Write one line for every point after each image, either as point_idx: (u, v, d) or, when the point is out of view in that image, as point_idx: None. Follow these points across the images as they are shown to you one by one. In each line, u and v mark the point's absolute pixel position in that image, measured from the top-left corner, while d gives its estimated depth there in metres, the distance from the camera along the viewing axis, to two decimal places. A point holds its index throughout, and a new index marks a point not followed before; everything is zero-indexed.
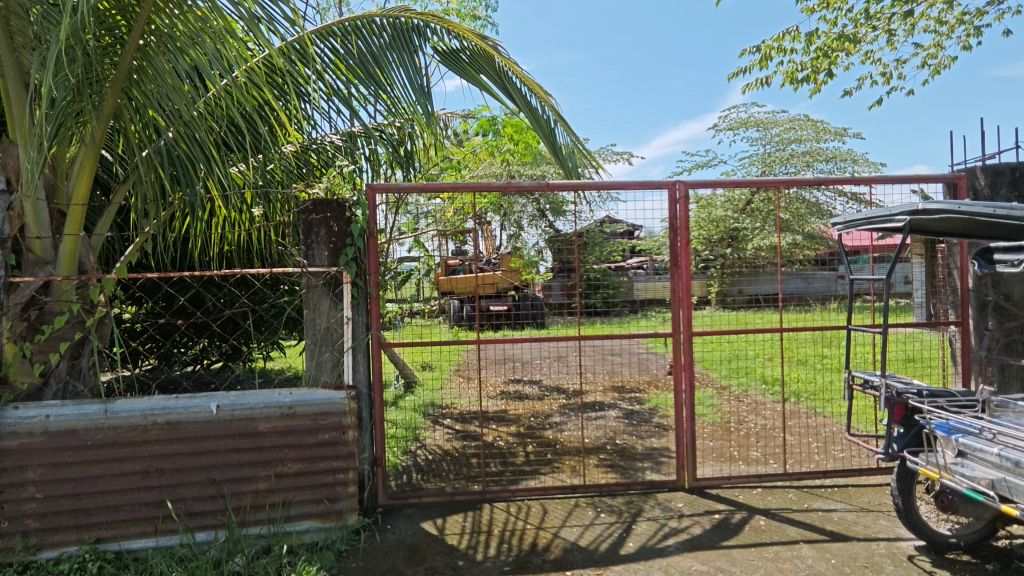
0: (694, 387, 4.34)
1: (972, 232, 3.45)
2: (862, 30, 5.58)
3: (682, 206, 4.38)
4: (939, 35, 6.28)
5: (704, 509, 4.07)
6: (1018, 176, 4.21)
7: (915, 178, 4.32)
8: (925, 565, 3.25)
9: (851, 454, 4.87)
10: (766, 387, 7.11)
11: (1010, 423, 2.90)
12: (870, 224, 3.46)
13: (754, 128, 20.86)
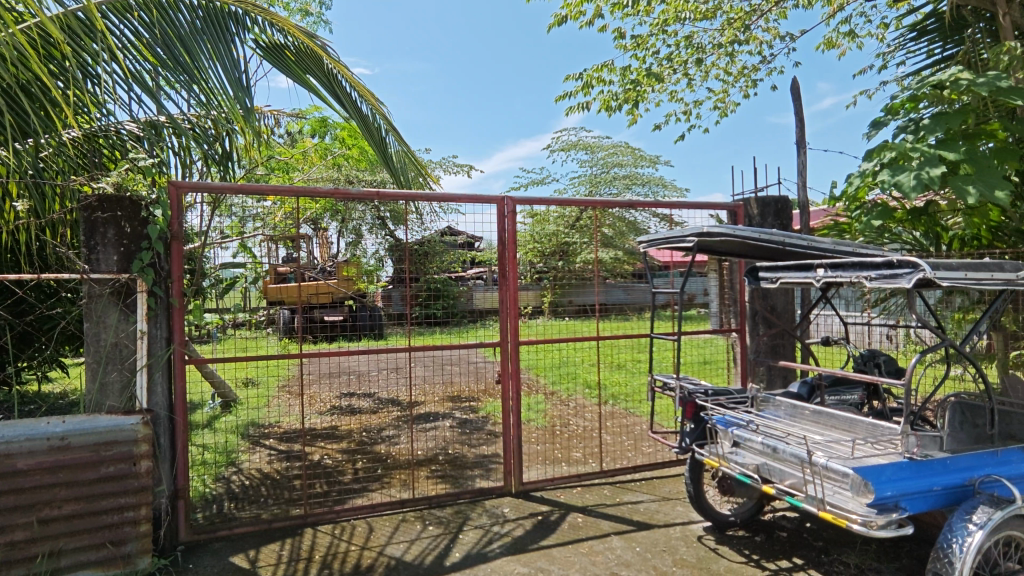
0: (520, 394, 4.51)
1: (746, 253, 4.03)
2: (666, 71, 6.30)
3: (511, 221, 4.53)
4: (726, 83, 7.33)
5: (528, 512, 4.24)
6: (781, 207, 5.05)
7: (706, 204, 5.00)
8: (710, 543, 3.71)
9: (657, 448, 5.43)
10: (588, 391, 7.67)
11: (772, 416, 3.44)
12: (669, 243, 3.90)
13: (583, 151, 22.56)
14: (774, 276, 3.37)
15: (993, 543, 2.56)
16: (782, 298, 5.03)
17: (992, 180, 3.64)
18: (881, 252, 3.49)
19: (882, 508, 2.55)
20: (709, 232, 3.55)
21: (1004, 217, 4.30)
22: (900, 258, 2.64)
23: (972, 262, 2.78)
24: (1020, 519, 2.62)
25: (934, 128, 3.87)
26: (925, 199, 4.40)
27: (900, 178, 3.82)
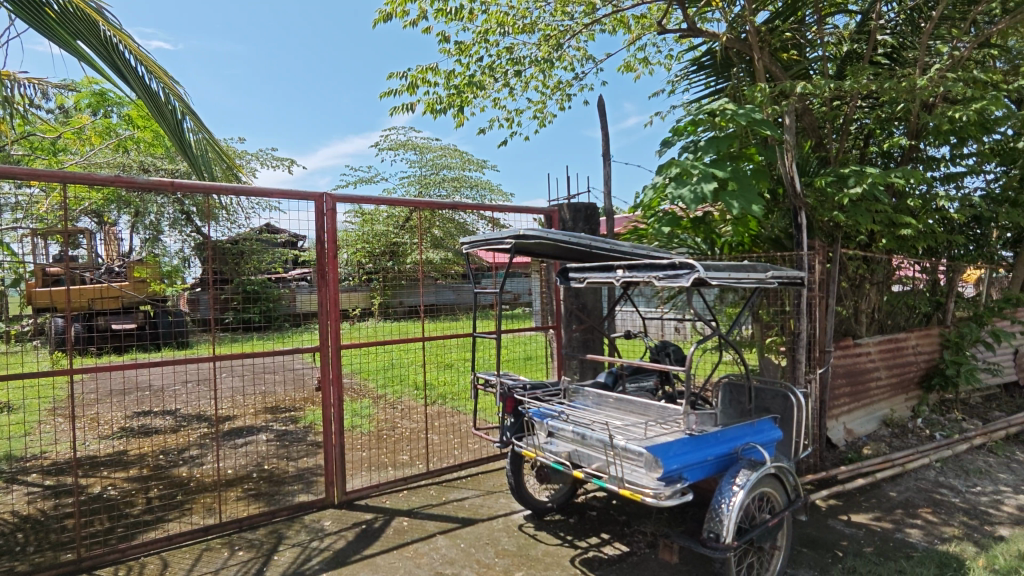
0: (343, 400, 4.32)
1: (560, 255, 4.31)
2: (487, 79, 6.50)
3: (331, 219, 4.30)
4: (543, 95, 7.79)
5: (351, 522, 4.08)
6: (589, 214, 5.56)
7: (525, 208, 5.27)
8: (530, 530, 3.92)
9: (482, 444, 5.58)
10: (417, 393, 7.65)
11: (582, 405, 3.75)
12: (489, 244, 4.03)
13: (412, 151, 22.40)
14: (582, 276, 3.66)
15: (751, 500, 3.04)
16: (591, 297, 5.53)
17: (749, 196, 4.37)
18: (668, 256, 3.98)
19: (669, 480, 2.88)
20: (525, 234, 3.74)
21: (759, 227, 5.18)
22: (681, 260, 3.04)
23: (737, 263, 3.25)
24: (770, 477, 3.16)
25: (708, 149, 4.53)
26: (703, 210, 5.11)
27: (682, 191, 4.42)
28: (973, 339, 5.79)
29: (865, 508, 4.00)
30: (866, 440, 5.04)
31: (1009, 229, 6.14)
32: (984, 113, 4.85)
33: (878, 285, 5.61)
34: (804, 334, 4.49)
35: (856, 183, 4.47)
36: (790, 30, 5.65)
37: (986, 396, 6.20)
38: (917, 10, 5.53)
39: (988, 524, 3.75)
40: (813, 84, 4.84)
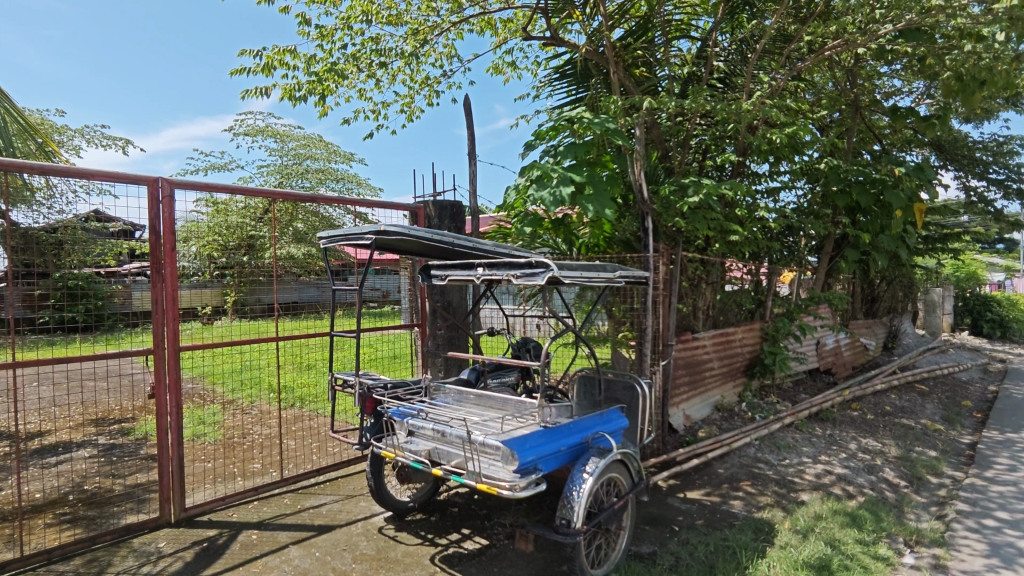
0: (181, 408, 3.91)
1: (424, 252, 4.28)
2: (350, 67, 6.25)
3: (166, 208, 3.88)
4: (410, 89, 7.65)
5: (190, 541, 3.71)
6: (455, 212, 5.59)
7: (391, 204, 5.15)
8: (390, 532, 3.85)
9: (343, 447, 5.38)
10: (273, 396, 7.17)
11: (443, 403, 3.76)
12: (348, 239, 3.87)
13: (272, 138, 20.95)
14: (444, 274, 3.66)
15: (600, 486, 3.24)
16: (456, 295, 5.57)
17: (602, 200, 4.65)
18: (527, 255, 4.12)
19: (524, 472, 2.97)
20: (386, 230, 3.65)
21: (613, 230, 5.54)
22: (538, 258, 3.17)
23: (587, 265, 3.44)
24: (616, 464, 3.39)
25: (566, 154, 4.76)
26: (562, 212, 5.40)
27: (543, 193, 4.60)
28: (785, 332, 6.69)
29: (698, 485, 4.46)
30: (701, 424, 5.61)
31: (813, 237, 7.18)
32: (795, 137, 5.63)
33: (712, 285, 6.28)
34: (649, 329, 4.95)
35: (694, 192, 4.94)
36: (641, 48, 6.11)
37: (795, 381, 7.20)
38: (745, 42, 6.26)
39: (793, 491, 4.36)
40: (659, 100, 5.29)
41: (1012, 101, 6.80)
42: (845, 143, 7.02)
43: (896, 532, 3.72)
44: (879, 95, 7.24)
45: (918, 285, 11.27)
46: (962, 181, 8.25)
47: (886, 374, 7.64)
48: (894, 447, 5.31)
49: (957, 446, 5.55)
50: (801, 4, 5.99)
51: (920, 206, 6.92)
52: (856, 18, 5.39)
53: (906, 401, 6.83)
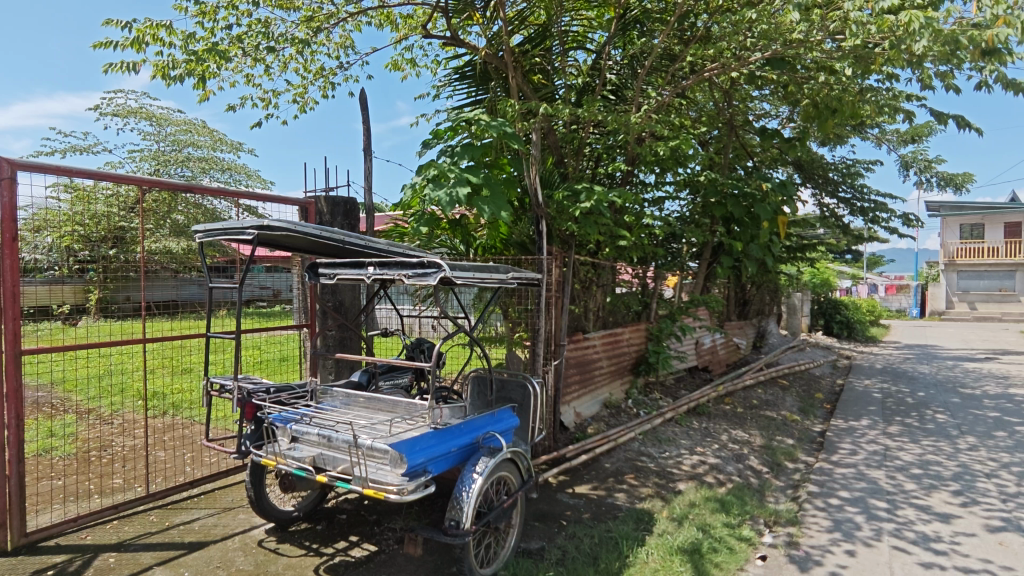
0: (22, 420, 3.44)
1: (313, 249, 4.09)
2: (234, 50, 5.84)
3: (6, 191, 3.41)
4: (303, 78, 7.30)
5: (32, 569, 3.28)
6: (349, 208, 5.39)
7: (279, 199, 4.86)
8: (271, 544, 3.64)
9: (221, 456, 5.01)
10: (141, 404, 6.53)
11: (329, 406, 3.61)
12: (227, 234, 3.60)
13: (146, 121, 19.11)
14: (332, 273, 3.53)
15: (490, 485, 3.26)
16: (348, 294, 5.39)
17: (498, 203, 4.70)
18: (421, 255, 4.07)
19: (413, 474, 2.92)
20: (269, 225, 3.44)
21: (509, 232, 5.63)
22: (429, 259, 3.14)
23: (478, 266, 3.42)
24: (506, 462, 3.43)
25: (464, 155, 4.77)
26: (459, 212, 5.41)
27: (439, 193, 4.57)
28: (668, 332, 7.14)
29: (586, 480, 4.63)
30: (590, 421, 5.85)
31: (693, 245, 7.73)
32: (677, 150, 6.03)
33: (602, 287, 6.58)
34: (542, 330, 5.09)
35: (586, 198, 5.13)
36: (539, 56, 6.26)
37: (677, 378, 7.70)
38: (635, 58, 6.62)
39: (672, 481, 4.66)
40: (555, 107, 5.45)
41: (857, 129, 7.74)
42: (721, 158, 7.63)
43: (758, 514, 4.10)
44: (751, 116, 7.95)
45: (782, 291, 12.49)
46: (818, 198, 9.26)
47: (754, 371, 8.39)
48: (759, 437, 5.85)
49: (810, 434, 6.21)
50: (685, 28, 6.43)
51: (783, 218, 7.67)
52: (731, 44, 5.88)
53: (770, 394, 7.54)
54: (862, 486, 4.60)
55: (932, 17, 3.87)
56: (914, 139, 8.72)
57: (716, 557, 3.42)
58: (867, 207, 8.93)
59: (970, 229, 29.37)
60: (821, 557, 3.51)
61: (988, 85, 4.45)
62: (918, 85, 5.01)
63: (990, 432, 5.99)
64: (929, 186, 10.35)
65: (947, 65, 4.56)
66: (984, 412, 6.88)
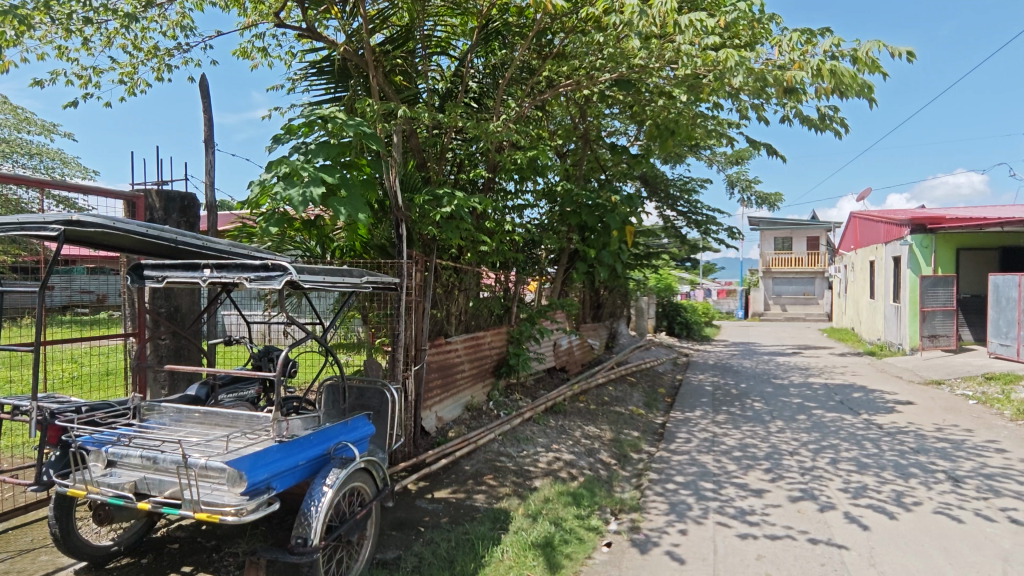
0: None
1: (139, 248, 3.66)
2: (41, 15, 5.04)
3: None
4: (132, 56, 6.50)
5: None
6: (187, 205, 4.89)
7: (95, 189, 4.23)
8: None
9: (17, 490, 4.26)
10: None
11: (155, 425, 3.24)
12: (22, 229, 3.06)
13: None
14: (160, 276, 3.18)
15: (342, 497, 3.13)
16: (186, 298, 4.90)
17: (356, 204, 4.52)
18: (268, 258, 3.82)
19: (255, 492, 2.71)
20: (80, 221, 3.00)
21: (369, 234, 5.48)
22: (274, 262, 2.96)
23: (330, 269, 3.40)
24: (360, 471, 3.32)
25: (318, 153, 4.54)
26: (315, 213, 5.16)
27: (291, 192, 4.31)
28: (528, 335, 7.39)
29: (446, 485, 4.64)
30: (452, 424, 5.86)
31: (552, 251, 8.09)
32: (535, 161, 6.28)
33: (464, 291, 6.64)
34: (401, 336, 4.97)
35: (446, 203, 5.14)
36: (400, 57, 6.19)
37: (536, 379, 8.00)
38: (496, 68, 6.78)
39: (528, 479, 4.82)
40: (415, 110, 5.41)
41: (693, 150, 8.62)
42: (576, 170, 8.09)
43: (606, 504, 4.38)
44: (604, 132, 8.52)
45: (631, 295, 13.50)
46: (661, 210, 10.16)
47: (606, 369, 8.99)
48: (608, 432, 6.26)
49: (652, 426, 6.78)
50: (543, 44, 6.72)
51: (630, 228, 8.31)
52: (584, 64, 6.25)
53: (619, 391, 8.11)
54: (694, 470, 5.12)
55: (745, 57, 4.44)
56: (737, 162, 9.92)
57: (566, 548, 3.60)
58: (700, 220, 9.98)
59: (783, 240, 34.05)
60: (658, 538, 3.83)
61: (789, 119, 5.18)
62: (737, 115, 5.70)
63: (794, 417, 6.98)
64: (749, 204, 11.83)
65: (759, 99, 5.24)
66: (790, 399, 8.00)
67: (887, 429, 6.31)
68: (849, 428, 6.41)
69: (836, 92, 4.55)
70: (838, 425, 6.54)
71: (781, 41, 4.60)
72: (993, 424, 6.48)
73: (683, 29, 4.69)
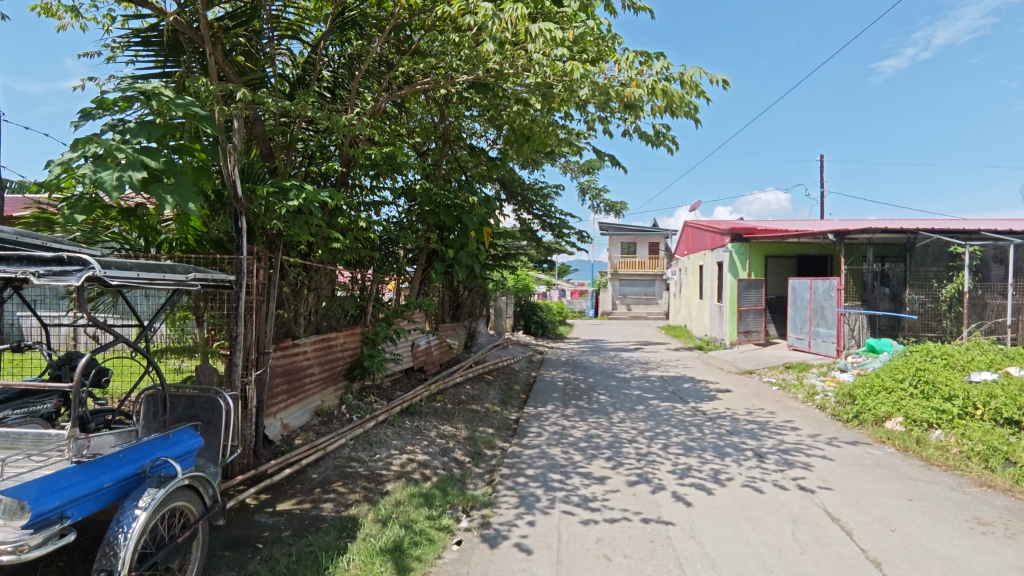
0: None
1: None
2: None
3: None
4: None
5: None
6: None
7: None
8: None
9: None
10: None
11: None
12: None
13: None
14: None
15: (158, 520, 2.77)
16: None
17: (186, 191, 4.00)
18: (68, 250, 3.32)
19: (40, 525, 2.31)
20: None
21: (204, 227, 4.97)
22: (71, 255, 2.56)
23: (145, 261, 3.07)
24: (183, 490, 2.98)
25: (139, 133, 3.96)
26: (135, 201, 4.53)
27: (102, 175, 3.71)
28: (383, 335, 7.20)
29: (290, 496, 4.35)
30: (298, 432, 5.52)
31: (410, 250, 7.98)
32: (392, 157, 6.15)
33: (315, 291, 6.32)
34: (241, 337, 4.49)
35: (293, 196, 4.77)
36: (243, 36, 5.69)
37: (392, 380, 7.84)
38: (352, 58, 6.53)
39: (380, 483, 4.70)
40: (259, 95, 5.02)
41: (548, 156, 9.01)
42: (436, 169, 8.06)
43: (458, 502, 4.41)
44: (464, 134, 8.59)
45: (490, 295, 13.78)
46: (518, 213, 10.49)
47: (464, 368, 9.08)
48: (464, 430, 6.33)
49: (506, 423, 6.97)
50: (401, 39, 6.61)
51: (488, 229, 8.46)
52: (442, 64, 6.25)
53: (476, 390, 8.23)
54: (543, 463, 5.35)
55: (589, 70, 4.73)
56: (588, 171, 10.57)
57: (416, 550, 3.56)
58: (554, 224, 10.46)
59: (628, 246, 36.98)
60: (507, 531, 3.94)
61: (629, 133, 5.61)
62: (585, 126, 6.06)
63: (634, 407, 7.61)
64: (599, 211, 12.65)
65: (604, 113, 5.62)
66: (631, 391, 8.69)
67: (709, 415, 7.12)
68: (678, 416, 7.13)
69: (667, 111, 5.02)
70: (670, 414, 7.23)
71: (620, 59, 4.98)
72: (789, 407, 7.59)
73: (534, 36, 4.89)
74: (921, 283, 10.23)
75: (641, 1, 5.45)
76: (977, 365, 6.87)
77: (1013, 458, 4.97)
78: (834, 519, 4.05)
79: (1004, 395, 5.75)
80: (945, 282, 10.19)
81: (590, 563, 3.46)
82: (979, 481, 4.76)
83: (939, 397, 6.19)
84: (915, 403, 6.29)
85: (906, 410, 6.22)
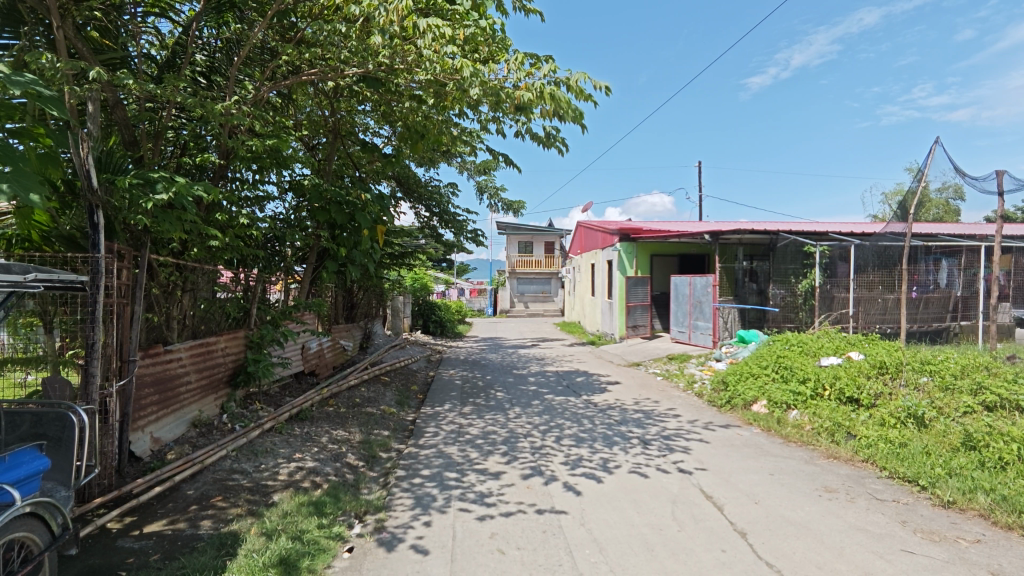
0: None
1: None
2: None
3: None
4: None
5: None
6: None
7: None
8: None
9: None
10: None
11: None
12: None
13: None
14: None
15: None
16: None
17: (27, 180, 3.25)
18: None
19: None
20: None
21: (50, 221, 4.39)
22: None
23: None
24: (21, 519, 2.64)
25: None
26: None
27: None
28: (270, 339, 6.76)
29: (160, 516, 3.98)
30: (170, 446, 5.05)
31: (298, 249, 7.60)
32: (277, 150, 5.82)
33: (191, 291, 5.85)
34: (99, 344, 4.00)
35: (161, 189, 4.30)
36: (100, 10, 5.11)
37: (280, 386, 7.43)
38: (231, 42, 6.10)
39: (265, 495, 4.43)
40: (118, 76, 4.51)
41: (443, 155, 8.98)
42: (326, 165, 7.74)
43: (350, 508, 4.27)
44: (356, 129, 8.32)
45: (387, 294, 13.50)
46: (415, 211, 10.35)
47: (359, 370, 8.81)
48: (357, 434, 6.14)
49: (403, 424, 6.85)
50: (287, 26, 6.30)
51: (383, 227, 8.24)
52: (332, 57, 6.01)
53: (371, 392, 8.01)
54: (439, 463, 5.33)
55: (478, 70, 4.88)
56: (484, 171, 10.65)
57: (304, 562, 3.40)
58: (450, 222, 10.44)
59: (525, 246, 37.71)
60: (403, 534, 3.88)
61: (521, 134, 5.74)
62: (479, 126, 6.11)
63: (530, 402, 7.79)
64: (497, 210, 12.82)
65: (497, 114, 5.71)
66: (526, 387, 8.88)
67: (600, 407, 7.45)
68: (572, 408, 7.39)
69: (557, 116, 5.18)
70: (564, 407, 7.48)
71: (511, 60, 5.07)
72: (671, 395, 8.13)
73: (422, 31, 4.91)
74: (782, 279, 11.19)
75: (530, 6, 5.60)
76: (826, 351, 7.76)
77: (853, 431, 5.68)
78: (707, 497, 4.40)
79: (846, 376, 6.55)
80: (802, 278, 11.19)
81: (484, 559, 3.50)
82: (826, 453, 5.38)
83: (796, 380, 6.94)
84: (776, 387, 7.00)
85: (769, 394, 6.91)
